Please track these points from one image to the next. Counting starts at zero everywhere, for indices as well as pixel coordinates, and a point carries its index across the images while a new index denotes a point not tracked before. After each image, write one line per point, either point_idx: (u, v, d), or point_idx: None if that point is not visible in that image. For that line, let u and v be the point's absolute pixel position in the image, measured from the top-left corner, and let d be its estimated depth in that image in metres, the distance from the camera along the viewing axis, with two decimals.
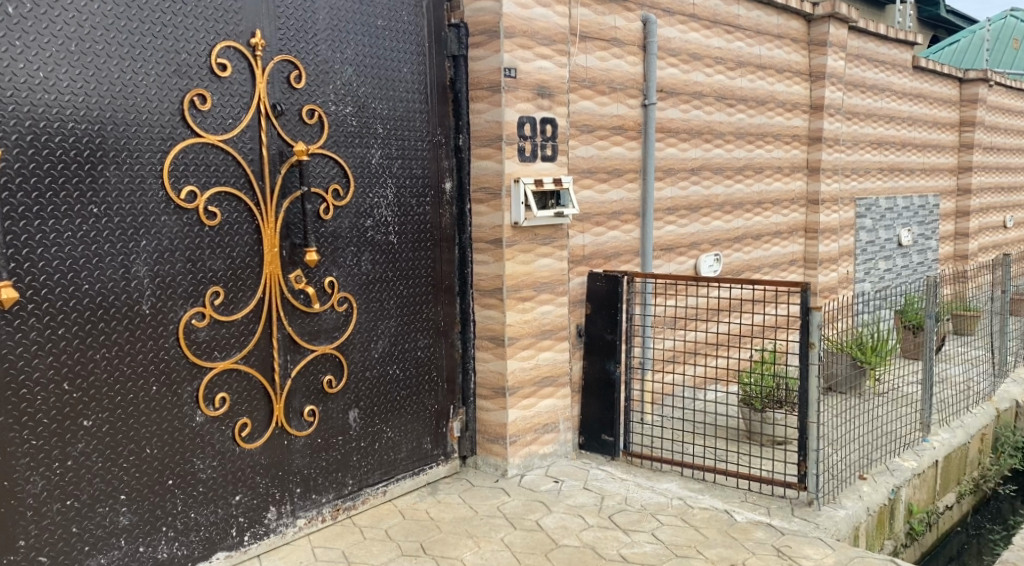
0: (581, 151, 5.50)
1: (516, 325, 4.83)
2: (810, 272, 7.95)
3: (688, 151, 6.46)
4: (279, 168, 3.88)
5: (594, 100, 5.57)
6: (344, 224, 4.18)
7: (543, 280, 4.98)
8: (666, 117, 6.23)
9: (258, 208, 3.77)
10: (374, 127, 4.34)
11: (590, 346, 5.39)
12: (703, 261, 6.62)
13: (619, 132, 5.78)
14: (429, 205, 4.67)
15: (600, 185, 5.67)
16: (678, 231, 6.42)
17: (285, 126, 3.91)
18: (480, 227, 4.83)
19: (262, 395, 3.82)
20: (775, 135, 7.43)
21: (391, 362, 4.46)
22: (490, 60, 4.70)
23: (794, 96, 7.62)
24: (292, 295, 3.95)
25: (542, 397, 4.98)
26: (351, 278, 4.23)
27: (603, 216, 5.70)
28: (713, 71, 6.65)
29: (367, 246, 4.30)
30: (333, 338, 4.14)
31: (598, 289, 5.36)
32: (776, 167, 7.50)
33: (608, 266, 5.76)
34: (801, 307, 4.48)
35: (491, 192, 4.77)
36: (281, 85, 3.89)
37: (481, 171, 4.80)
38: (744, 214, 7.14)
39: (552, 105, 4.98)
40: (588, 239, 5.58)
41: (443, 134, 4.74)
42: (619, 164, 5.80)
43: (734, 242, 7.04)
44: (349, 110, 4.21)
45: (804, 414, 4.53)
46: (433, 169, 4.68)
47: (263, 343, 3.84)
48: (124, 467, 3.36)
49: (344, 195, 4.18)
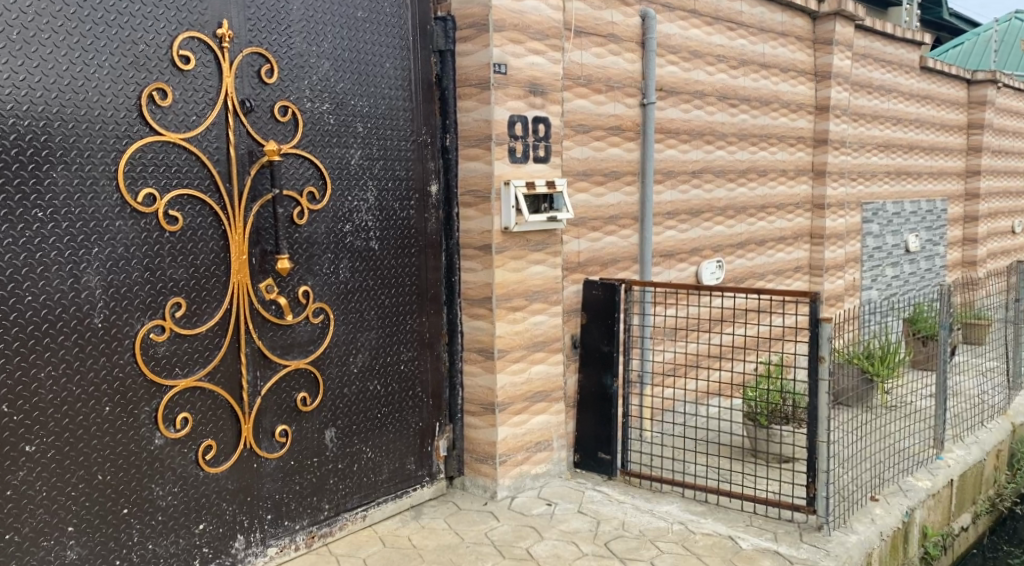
0: (577, 152, 5.22)
1: (507, 337, 4.54)
2: (815, 279, 7.67)
3: (689, 153, 6.18)
4: (248, 169, 3.60)
5: (591, 99, 5.29)
6: (321, 230, 3.90)
7: (536, 288, 4.70)
8: (666, 117, 5.95)
9: (226, 212, 3.49)
10: (354, 125, 4.06)
11: (586, 358, 5.12)
12: (704, 268, 6.33)
13: (616, 132, 5.50)
14: (414, 209, 4.38)
15: (597, 188, 5.39)
16: (678, 236, 6.14)
17: (255, 124, 3.62)
18: (468, 232, 4.55)
19: (230, 415, 3.54)
20: (779, 137, 7.15)
21: (372, 377, 4.18)
22: (478, 55, 4.42)
23: (799, 97, 7.34)
24: (262, 306, 3.67)
25: (534, 412, 4.70)
26: (328, 287, 3.95)
27: (599, 221, 5.42)
28: (715, 69, 6.37)
29: (346, 253, 4.02)
30: (309, 352, 3.86)
31: (595, 297, 5.10)
32: (780, 170, 7.22)
33: (605, 273, 5.48)
34: (811, 319, 4.20)
35: (480, 196, 4.49)
36: (251, 79, 3.61)
37: (470, 173, 4.52)
38: (747, 219, 6.85)
39: (545, 104, 4.71)
40: (584, 244, 5.30)
41: (429, 134, 4.46)
42: (617, 166, 5.52)
43: (736, 248, 6.76)
44: (326, 107, 3.93)
45: (813, 432, 4.25)
46: (418, 171, 4.40)
47: (231, 358, 3.55)
48: (73, 496, 3.06)
49: (320, 198, 3.89)
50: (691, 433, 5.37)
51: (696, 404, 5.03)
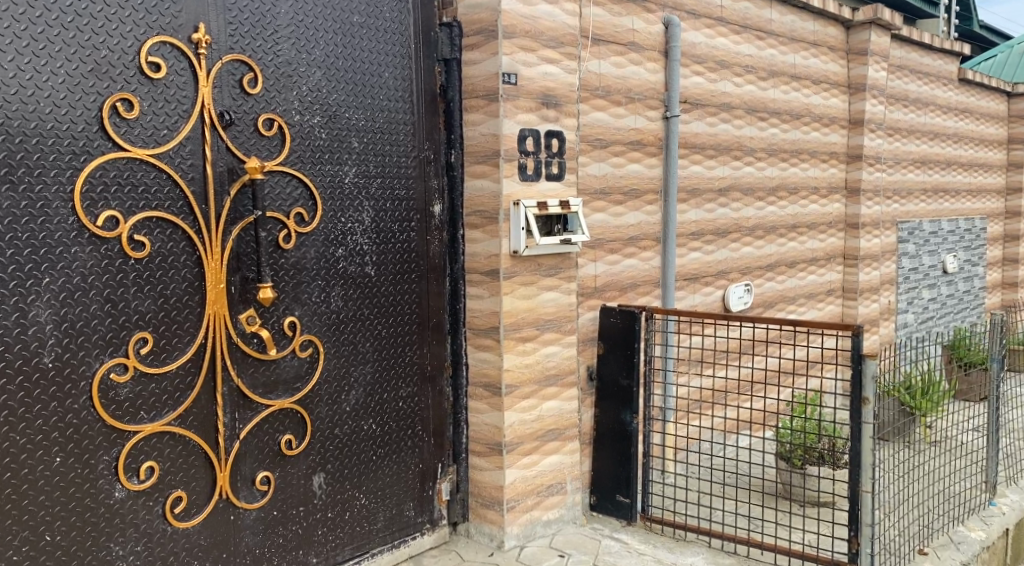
0: (594, 169, 4.84)
1: (516, 371, 4.16)
2: (849, 303, 7.23)
3: (715, 169, 5.79)
4: (228, 189, 3.25)
5: (609, 111, 4.91)
6: (310, 255, 3.54)
7: (548, 316, 4.32)
8: (691, 131, 5.56)
9: (200, 237, 3.15)
10: (350, 140, 3.70)
11: (603, 391, 4.72)
12: (732, 292, 5.90)
13: (637, 147, 5.12)
14: (415, 231, 4.02)
15: (616, 207, 5.00)
16: (703, 258, 5.73)
17: (235, 139, 3.28)
18: (475, 256, 4.18)
19: (203, 462, 3.19)
20: (811, 152, 6.74)
21: (367, 416, 3.80)
22: (486, 63, 4.06)
23: (831, 110, 6.93)
24: (242, 340, 3.31)
25: (546, 453, 4.31)
26: (318, 318, 3.58)
27: (618, 242, 5.03)
28: (743, 80, 5.98)
29: (338, 280, 3.66)
30: (295, 390, 3.50)
31: (613, 326, 4.71)
32: (812, 187, 6.80)
33: (624, 298, 5.09)
34: (854, 356, 3.81)
35: (488, 216, 4.12)
36: (231, 89, 3.26)
37: (476, 192, 4.15)
38: (777, 239, 6.45)
39: (559, 117, 4.34)
40: (601, 267, 4.91)
41: (433, 150, 4.10)
42: (637, 184, 5.14)
43: (766, 270, 6.34)
44: (318, 120, 3.57)
45: (855, 481, 3.84)
46: (420, 190, 4.04)
47: (206, 399, 3.20)
48: (15, 560, 2.76)
49: (310, 220, 3.54)
50: (719, 473, 4.95)
51: (723, 442, 4.60)
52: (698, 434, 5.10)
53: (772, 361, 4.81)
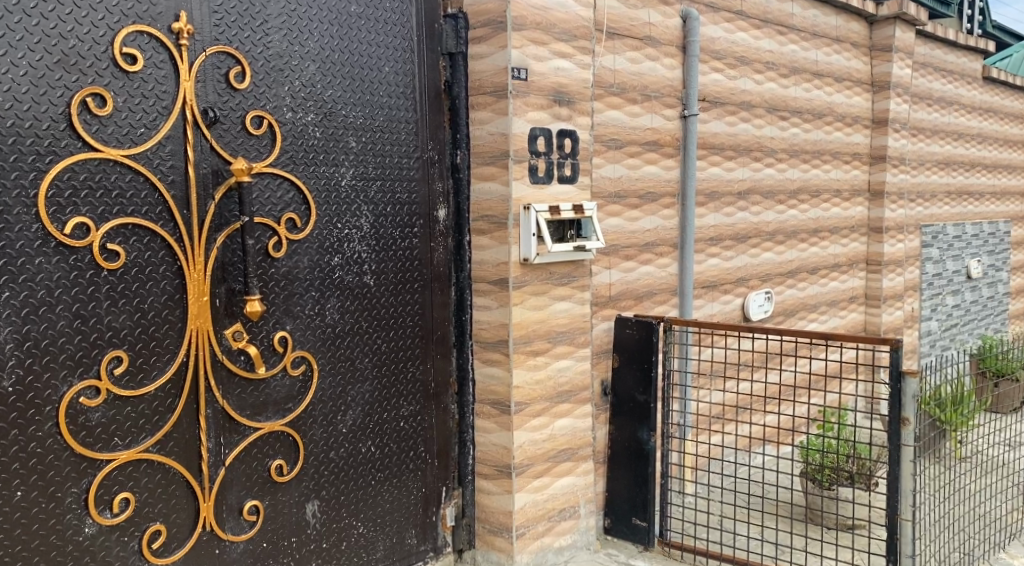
0: (608, 170, 4.55)
1: (526, 387, 3.89)
2: (872, 310, 6.94)
3: (734, 171, 5.50)
4: (212, 193, 2.97)
5: (624, 109, 4.63)
6: (303, 264, 3.27)
7: (560, 328, 4.04)
8: (710, 131, 5.27)
9: (182, 246, 2.88)
10: (347, 140, 3.43)
11: (618, 407, 4.44)
12: (752, 300, 5.61)
13: (653, 147, 4.84)
14: (417, 238, 3.74)
15: (631, 211, 4.72)
16: (722, 265, 5.44)
17: (221, 138, 3.00)
18: (482, 264, 3.90)
19: (185, 492, 2.92)
20: (833, 153, 6.45)
21: (365, 438, 3.53)
22: (494, 58, 3.78)
23: (854, 109, 6.63)
24: (228, 358, 3.03)
25: (558, 474, 4.03)
26: (312, 332, 3.31)
27: (634, 249, 4.75)
28: (764, 78, 5.69)
29: (334, 291, 3.39)
30: (287, 411, 3.22)
31: (629, 337, 4.43)
32: (835, 190, 6.51)
33: (640, 308, 4.80)
34: (892, 373, 3.52)
35: (495, 221, 3.84)
36: (216, 84, 2.99)
37: (483, 196, 3.87)
38: (798, 244, 6.16)
39: (572, 115, 4.06)
40: (616, 275, 4.63)
41: (437, 150, 3.82)
42: (654, 187, 4.86)
43: (787, 276, 6.05)
44: (311, 118, 3.30)
45: (894, 509, 3.55)
46: (423, 194, 3.76)
47: (188, 423, 2.92)
48: None
49: (302, 227, 3.27)
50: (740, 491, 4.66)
51: (746, 460, 4.30)
52: (718, 451, 4.81)
53: (797, 372, 4.52)
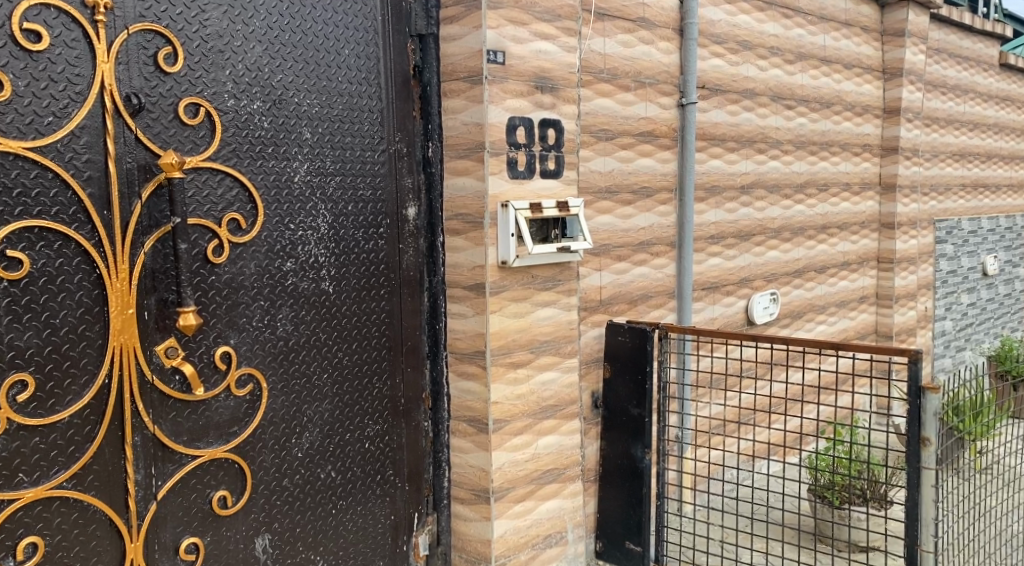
0: (598, 164, 4.18)
1: (506, 404, 3.53)
2: (884, 311, 6.56)
3: (737, 164, 5.12)
4: (139, 190, 2.61)
5: (616, 97, 4.26)
6: (248, 271, 2.92)
7: (543, 337, 3.68)
8: (710, 121, 4.89)
9: (101, 252, 2.53)
10: (301, 130, 3.07)
11: (610, 421, 4.10)
12: (756, 302, 5.24)
13: (647, 139, 4.47)
14: (384, 239, 3.38)
15: (624, 208, 4.35)
16: (724, 264, 5.07)
17: (149, 128, 2.65)
18: (456, 268, 3.54)
19: (109, 531, 2.58)
20: (842, 145, 6.07)
21: (324, 462, 3.17)
22: (468, 39, 3.41)
23: (864, 98, 6.25)
24: (160, 378, 2.68)
25: (543, 498, 3.67)
26: (261, 346, 2.96)
27: (627, 249, 4.38)
28: (768, 64, 5.31)
29: (287, 300, 3.03)
30: (230, 435, 2.87)
31: (621, 345, 4.08)
32: (844, 184, 6.13)
33: (633, 312, 4.44)
34: (911, 388, 3.15)
35: (471, 221, 3.48)
36: (142, 67, 2.63)
37: (457, 192, 3.51)
38: (805, 242, 5.78)
39: (556, 103, 3.70)
40: (607, 278, 4.26)
41: (405, 142, 3.45)
42: (648, 181, 4.50)
43: (793, 276, 5.68)
44: (258, 106, 2.94)
45: (913, 539, 3.18)
46: (390, 190, 3.40)
47: (112, 452, 2.57)
48: None
49: (248, 228, 2.91)
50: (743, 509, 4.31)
51: (751, 479, 3.94)
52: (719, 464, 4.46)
53: (804, 381, 4.14)
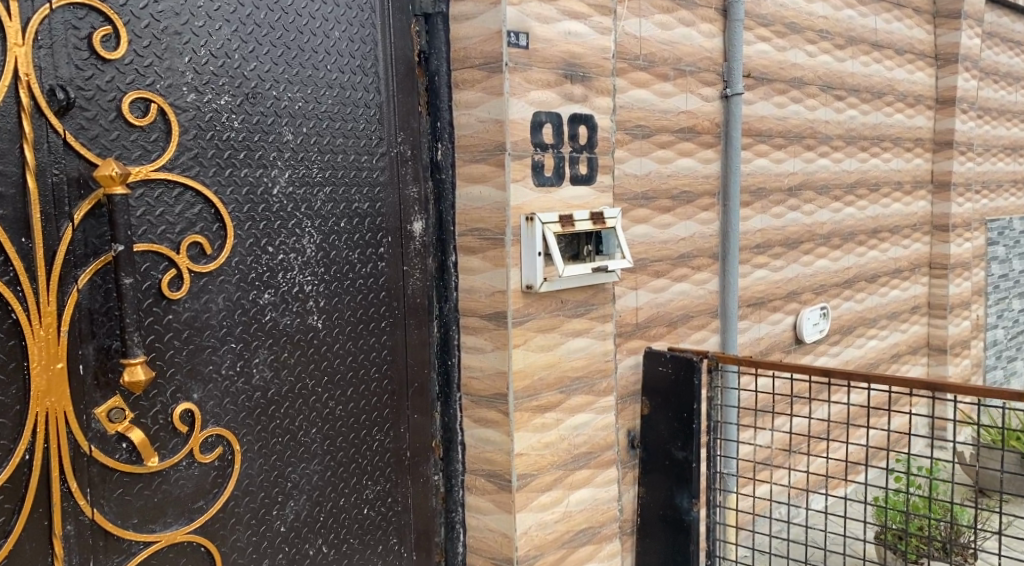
0: (633, 166, 3.61)
1: (532, 455, 2.95)
2: (937, 321, 5.97)
3: (785, 162, 4.54)
4: (70, 211, 2.05)
5: (653, 88, 3.68)
6: (216, 307, 2.35)
7: (574, 373, 3.11)
8: (756, 114, 4.30)
9: (17, 291, 1.97)
10: (281, 131, 2.50)
11: (650, 464, 3.54)
12: (806, 318, 4.66)
13: (688, 135, 3.89)
14: (383, 261, 2.81)
15: (662, 216, 3.77)
16: (772, 276, 4.49)
17: (82, 131, 2.08)
18: (472, 293, 2.97)
19: None
20: (893, 139, 5.48)
21: (314, 535, 2.61)
22: (484, 18, 2.83)
23: (916, 87, 5.65)
24: (101, 449, 2.10)
25: (575, 563, 3.11)
26: (233, 399, 2.39)
27: (666, 262, 3.80)
28: (817, 49, 4.72)
29: (265, 341, 2.46)
30: (195, 513, 2.30)
31: (661, 377, 3.52)
32: (896, 182, 5.54)
33: (674, 336, 3.87)
34: None
35: (489, 237, 2.90)
36: (72, 52, 2.06)
37: (472, 203, 2.93)
38: (856, 248, 5.20)
39: (588, 95, 3.12)
40: (644, 297, 3.69)
41: (409, 144, 2.89)
42: (689, 185, 3.92)
43: (842, 287, 5.09)
44: (226, 102, 2.36)
45: None
46: (390, 202, 2.83)
47: (35, 548, 2.01)
48: None
49: (214, 255, 2.34)
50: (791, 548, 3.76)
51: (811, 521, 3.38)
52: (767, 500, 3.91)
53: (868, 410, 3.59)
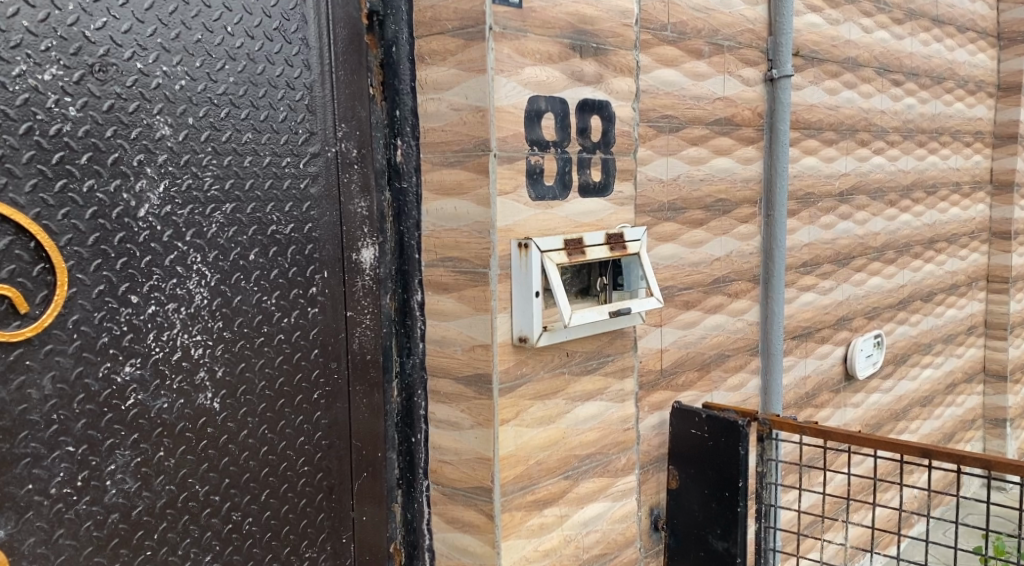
0: (657, 169, 2.80)
1: None
2: (996, 343, 5.16)
3: (835, 162, 3.73)
4: None
5: (683, 67, 2.86)
6: (39, 394, 1.55)
7: (584, 451, 2.30)
8: (804, 102, 3.49)
9: None
10: (149, 122, 1.68)
11: (682, 551, 2.75)
12: (859, 350, 3.87)
13: (725, 129, 3.07)
14: (316, 306, 1.99)
15: (693, 232, 2.96)
16: (819, 300, 3.69)
17: None
18: (444, 346, 2.14)
19: None
20: (952, 133, 4.66)
21: None
22: None
23: (978, 71, 4.81)
24: None
25: None
26: (70, 530, 1.59)
27: (699, 290, 2.99)
28: (874, 23, 3.89)
29: (125, 437, 1.66)
30: None
31: (693, 442, 2.71)
32: (954, 183, 4.72)
33: (706, 382, 3.06)
34: None
35: (466, 271, 2.08)
36: None
37: (443, 222, 2.11)
38: (911, 262, 4.39)
39: (604, 75, 2.30)
40: (671, 336, 2.88)
41: (355, 141, 2.07)
42: (727, 191, 3.10)
43: (897, 309, 4.29)
44: (54, 77, 1.55)
45: None
46: (326, 222, 2.01)
47: None
48: None
49: (31, 315, 1.54)
50: None
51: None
52: None
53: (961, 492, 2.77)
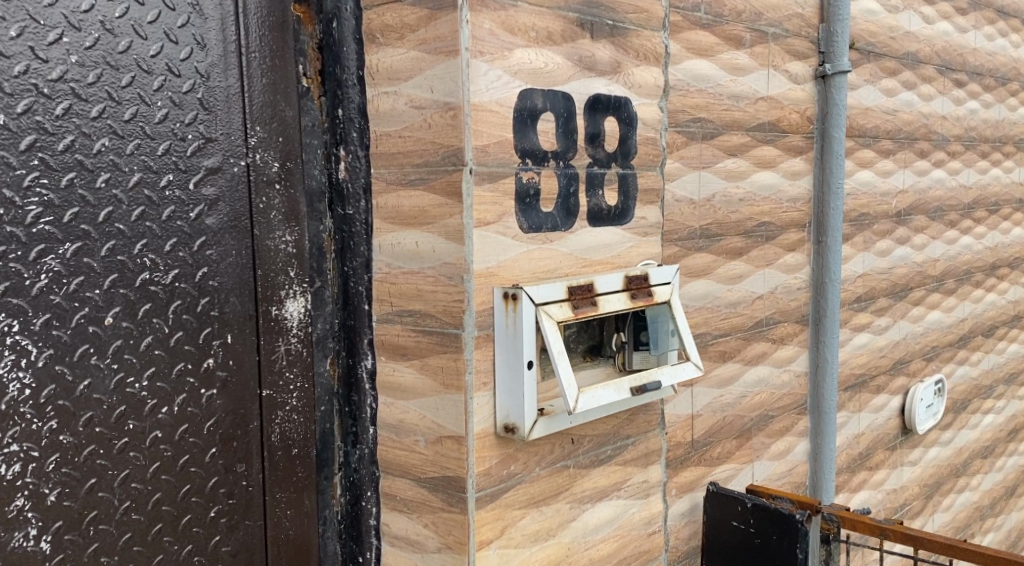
0: (687, 186, 2.20)
1: None
2: None
3: (893, 176, 3.13)
4: None
5: (720, 58, 2.26)
6: None
7: None
8: (859, 105, 2.89)
9: None
10: None
11: None
12: (920, 401, 3.24)
13: (769, 136, 2.48)
14: (213, 388, 1.40)
15: (731, 264, 2.36)
16: (875, 341, 3.09)
17: None
18: (401, 435, 1.54)
19: None
20: (1016, 142, 4.05)
21: None
22: None
23: None
24: None
25: None
26: None
27: (738, 337, 2.39)
28: (936, 13, 3.30)
29: None
30: None
31: (737, 537, 2.11)
32: (1018, 200, 4.11)
33: (746, 451, 2.46)
34: None
35: (430, 331, 1.49)
36: None
37: (400, 263, 1.51)
38: (972, 292, 3.78)
39: (623, 62, 1.71)
40: (703, 397, 2.28)
41: (277, 150, 1.46)
42: (770, 213, 2.51)
43: (956, 347, 3.68)
44: None
45: None
46: (230, 266, 1.41)
47: None
48: None
49: None
50: None
51: None
52: None
53: None
